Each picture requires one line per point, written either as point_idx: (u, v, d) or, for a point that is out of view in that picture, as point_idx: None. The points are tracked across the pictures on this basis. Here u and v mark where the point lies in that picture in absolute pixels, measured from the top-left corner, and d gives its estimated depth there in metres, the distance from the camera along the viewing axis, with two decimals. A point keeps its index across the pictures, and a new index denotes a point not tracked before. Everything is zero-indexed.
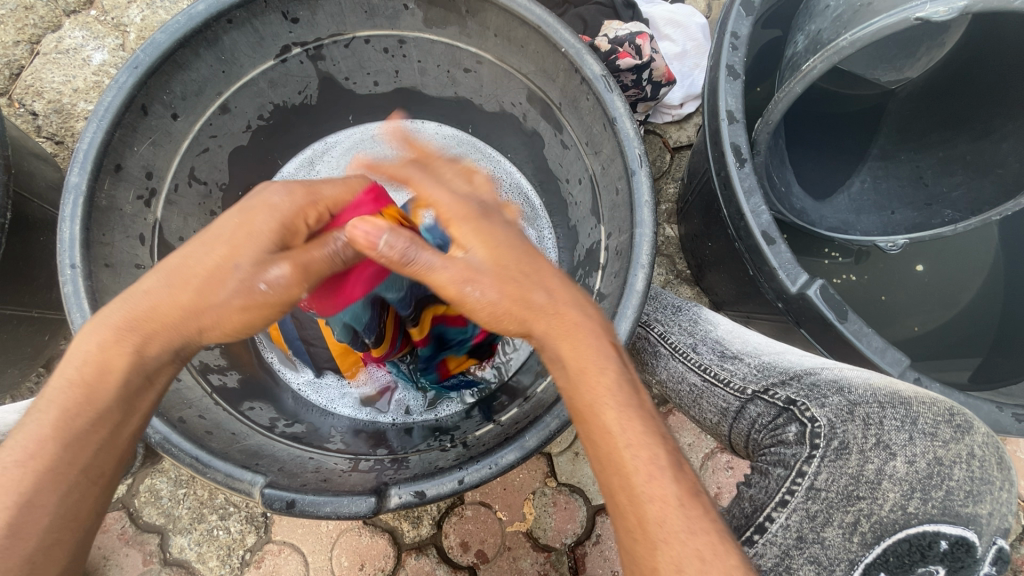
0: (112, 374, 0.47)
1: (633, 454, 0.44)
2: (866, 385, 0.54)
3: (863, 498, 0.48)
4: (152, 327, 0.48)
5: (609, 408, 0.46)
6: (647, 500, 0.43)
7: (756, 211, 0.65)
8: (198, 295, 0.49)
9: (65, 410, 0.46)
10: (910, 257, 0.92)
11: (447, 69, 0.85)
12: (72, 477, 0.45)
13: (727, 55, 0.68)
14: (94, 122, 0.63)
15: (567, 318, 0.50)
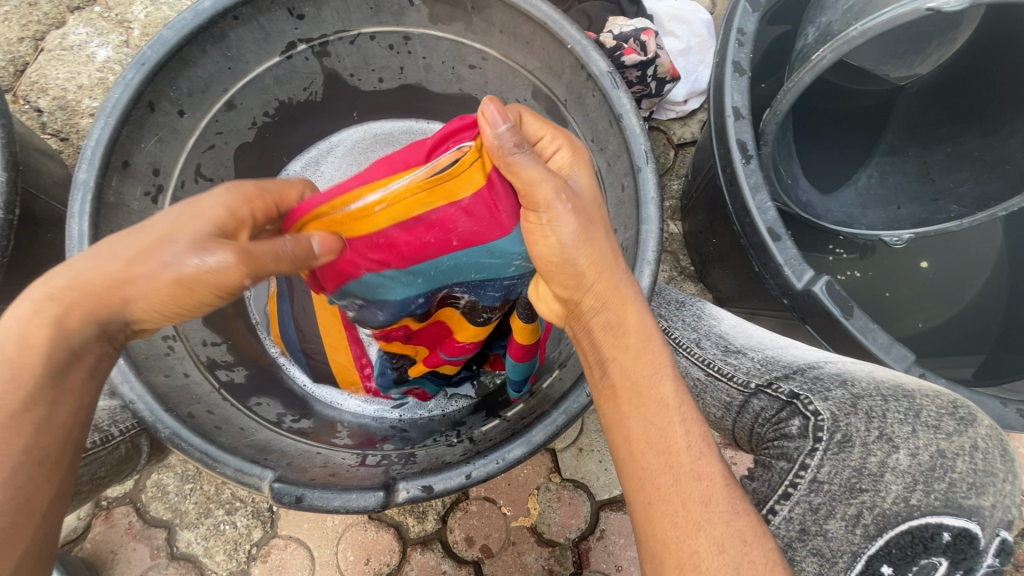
0: (45, 346, 0.45)
1: (685, 431, 0.47)
2: (869, 378, 0.54)
3: (865, 490, 0.49)
4: (92, 299, 0.47)
5: (666, 387, 0.48)
6: (695, 477, 0.45)
7: (762, 208, 0.65)
8: (135, 268, 0.48)
9: (3, 381, 0.44)
10: (914, 253, 0.93)
11: (452, 66, 0.85)
12: (13, 456, 0.43)
13: (734, 51, 0.68)
14: (101, 118, 0.64)
15: (629, 286, 0.51)
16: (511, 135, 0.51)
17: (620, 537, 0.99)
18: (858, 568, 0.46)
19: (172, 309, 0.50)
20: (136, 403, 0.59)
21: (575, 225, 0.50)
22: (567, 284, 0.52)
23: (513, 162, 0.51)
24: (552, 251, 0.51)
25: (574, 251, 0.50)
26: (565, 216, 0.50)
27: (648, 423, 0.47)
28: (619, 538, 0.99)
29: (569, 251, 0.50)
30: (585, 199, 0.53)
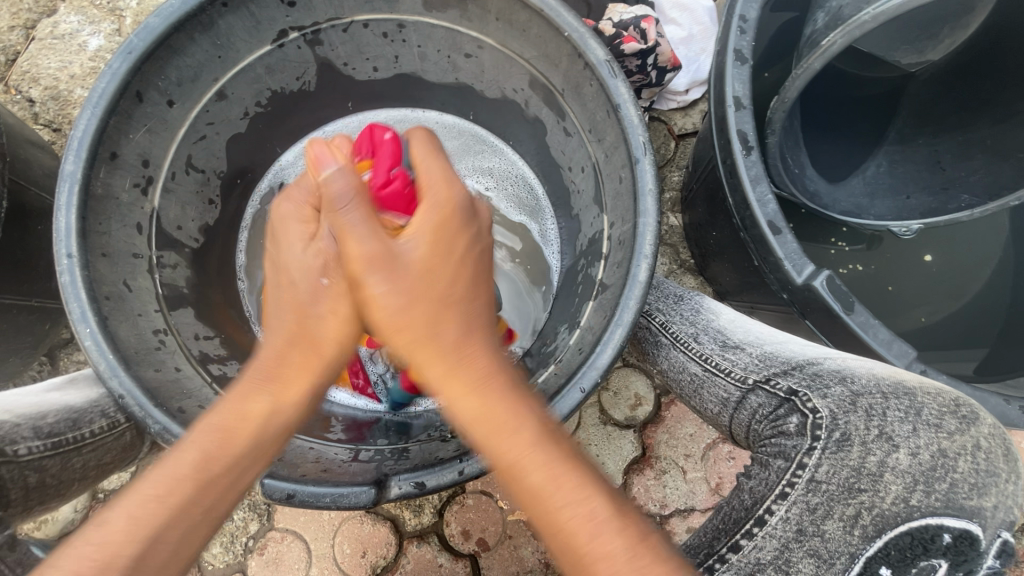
0: (258, 422, 0.50)
1: (574, 509, 0.45)
2: (869, 375, 0.53)
3: (864, 490, 0.47)
4: (297, 356, 0.52)
5: (530, 454, 0.47)
6: (594, 559, 0.43)
7: (762, 200, 0.64)
8: (303, 322, 0.53)
9: (206, 453, 0.48)
10: (917, 247, 0.91)
11: (448, 54, 0.83)
12: (188, 503, 0.46)
13: (735, 39, 0.67)
14: (88, 108, 0.62)
15: (473, 340, 0.51)
16: (344, 183, 0.50)
17: None
18: (856, 569, 0.45)
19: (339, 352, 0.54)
20: (125, 398, 0.59)
21: (390, 291, 0.51)
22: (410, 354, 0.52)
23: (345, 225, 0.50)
24: (382, 312, 0.51)
25: (383, 319, 0.51)
26: (377, 276, 0.50)
27: (534, 501, 0.46)
28: None
29: (386, 310, 0.51)
30: (413, 261, 0.52)
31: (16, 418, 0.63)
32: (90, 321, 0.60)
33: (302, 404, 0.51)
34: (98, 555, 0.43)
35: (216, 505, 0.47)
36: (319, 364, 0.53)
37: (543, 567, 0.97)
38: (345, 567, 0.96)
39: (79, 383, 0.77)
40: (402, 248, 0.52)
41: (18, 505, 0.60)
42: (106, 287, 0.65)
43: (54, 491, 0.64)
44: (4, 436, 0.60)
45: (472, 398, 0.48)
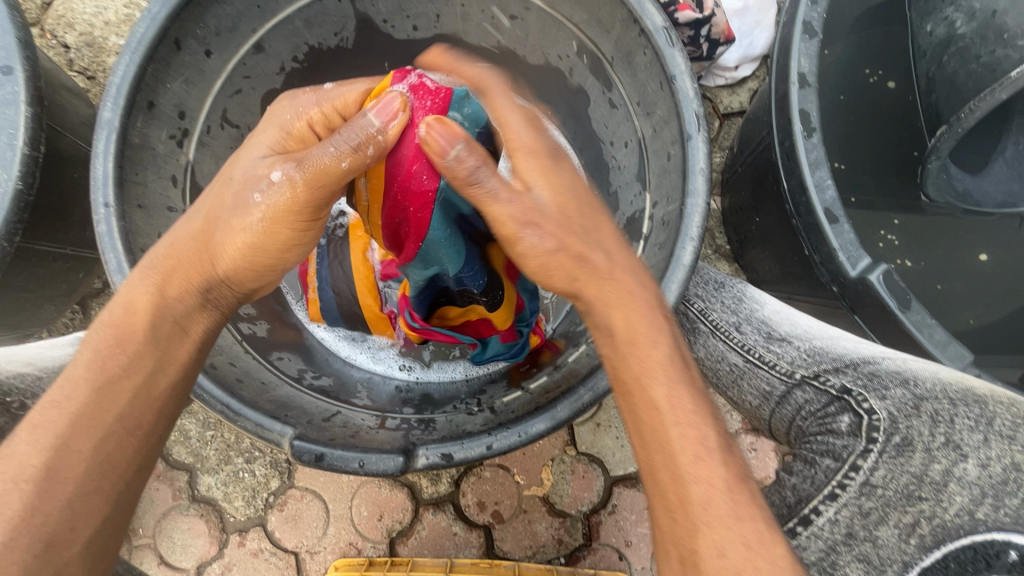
0: (154, 318, 0.50)
1: (680, 434, 0.46)
2: (934, 380, 0.51)
3: (926, 499, 0.46)
4: (186, 280, 0.52)
5: (657, 387, 0.48)
6: (692, 480, 0.45)
7: (820, 185, 0.60)
8: (208, 230, 0.52)
9: (100, 355, 0.48)
10: (971, 244, 0.86)
11: (491, 16, 0.80)
12: (105, 424, 0.47)
13: (806, 9, 0.62)
14: (126, 55, 0.61)
15: (626, 283, 0.52)
16: (468, 153, 0.49)
17: (631, 513, 0.99)
18: None
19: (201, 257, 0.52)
20: None
21: (546, 242, 0.52)
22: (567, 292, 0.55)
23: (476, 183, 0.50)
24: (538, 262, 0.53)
25: (541, 267, 0.53)
26: (529, 228, 0.52)
27: (640, 425, 0.48)
28: (630, 514, 0.99)
29: (539, 213, 0.52)
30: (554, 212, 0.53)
31: (38, 370, 0.63)
32: (126, 273, 0.59)
33: (195, 302, 0.52)
34: (12, 468, 0.44)
35: (113, 412, 0.47)
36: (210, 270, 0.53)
37: (555, 543, 0.98)
38: (361, 528, 0.98)
39: None
40: (537, 200, 0.53)
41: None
42: (141, 239, 0.64)
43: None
44: (27, 390, 0.61)
45: (623, 325, 0.50)
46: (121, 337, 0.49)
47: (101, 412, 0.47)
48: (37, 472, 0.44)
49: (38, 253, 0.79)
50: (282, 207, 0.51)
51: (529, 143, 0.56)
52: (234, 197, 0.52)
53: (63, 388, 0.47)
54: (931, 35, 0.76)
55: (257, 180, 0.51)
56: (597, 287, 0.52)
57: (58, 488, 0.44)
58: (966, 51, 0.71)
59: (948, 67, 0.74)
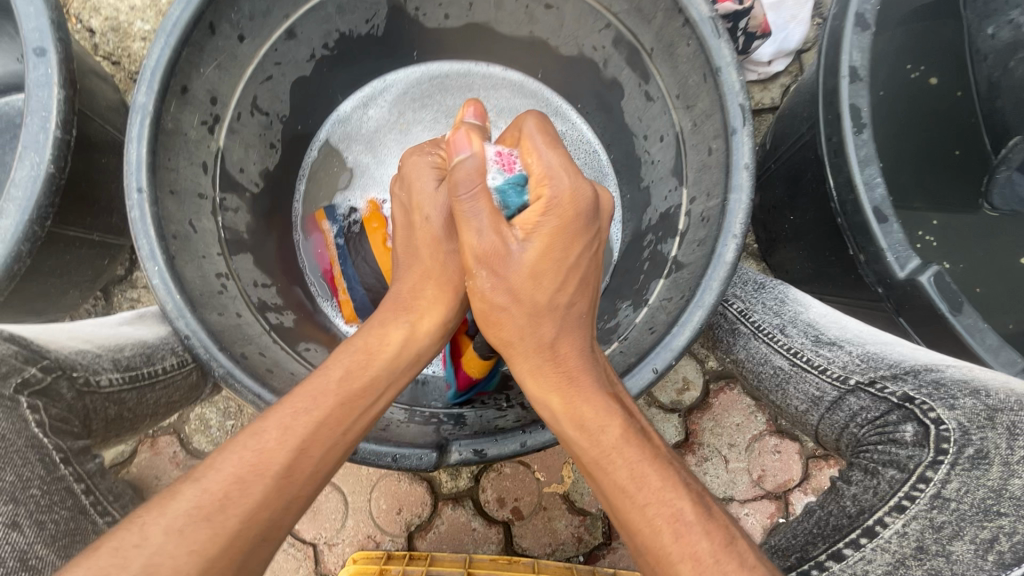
0: (401, 349, 0.57)
1: (632, 474, 0.49)
2: (1006, 390, 0.49)
3: (1005, 514, 0.43)
4: (433, 313, 0.60)
5: (607, 425, 0.52)
6: (653, 519, 0.47)
7: (869, 183, 0.59)
8: (429, 283, 0.61)
9: (298, 411, 0.49)
10: (1012, 247, 0.84)
11: (526, 5, 0.78)
12: (244, 484, 0.45)
13: (859, 0, 0.60)
14: (161, 38, 0.59)
15: (569, 329, 0.57)
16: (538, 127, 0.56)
17: None
18: None
19: (418, 305, 0.60)
20: (191, 338, 0.58)
21: (496, 289, 0.56)
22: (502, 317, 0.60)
23: (531, 144, 0.56)
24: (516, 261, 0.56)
25: (507, 265, 0.55)
26: (486, 271, 0.56)
27: (599, 467, 0.51)
28: None
29: (504, 262, 0.55)
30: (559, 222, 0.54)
31: (97, 348, 0.65)
32: (159, 260, 0.59)
33: (436, 338, 0.60)
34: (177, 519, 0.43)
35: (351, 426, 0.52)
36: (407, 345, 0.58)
37: (575, 541, 0.97)
38: (380, 521, 0.97)
39: (147, 320, 0.77)
40: (514, 252, 0.55)
41: (97, 435, 0.64)
42: (173, 226, 0.63)
43: (127, 423, 0.68)
44: (88, 365, 0.62)
45: (562, 406, 0.54)
46: (372, 358, 0.55)
47: (335, 425, 0.51)
48: (278, 473, 0.47)
49: (65, 238, 0.78)
50: (469, 252, 0.61)
51: (596, 192, 0.60)
52: (436, 249, 0.61)
53: (306, 397, 0.51)
54: (993, 37, 0.81)
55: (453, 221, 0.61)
56: (539, 359, 0.56)
57: (183, 542, 0.42)
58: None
59: (1016, 72, 0.80)
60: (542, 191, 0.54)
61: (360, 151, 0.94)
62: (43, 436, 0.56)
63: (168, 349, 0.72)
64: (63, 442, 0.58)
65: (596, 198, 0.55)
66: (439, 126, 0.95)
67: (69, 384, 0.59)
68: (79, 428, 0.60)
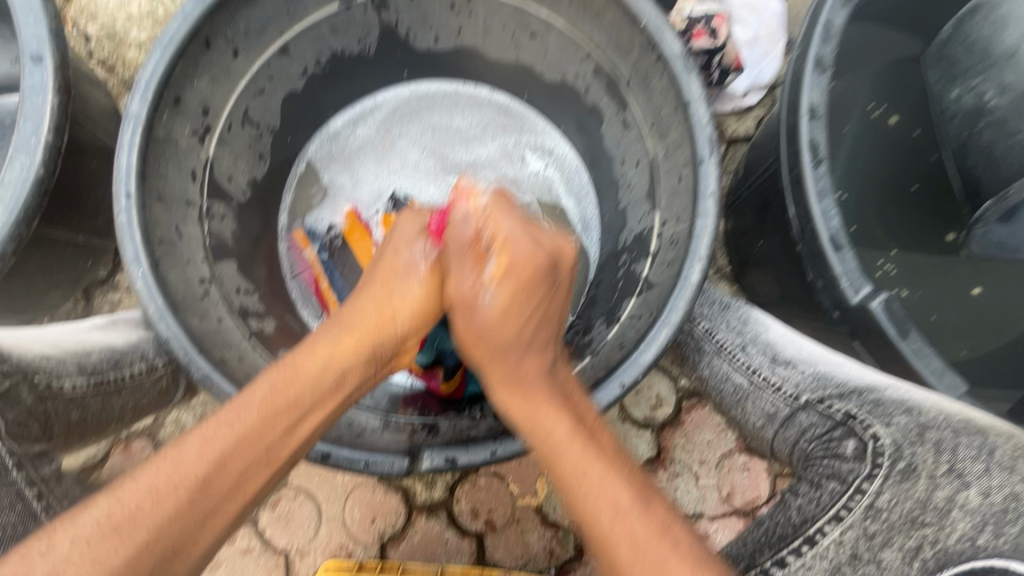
0: (325, 369, 0.56)
1: (606, 494, 0.51)
2: (938, 410, 0.52)
3: (929, 524, 0.46)
4: (363, 335, 0.60)
5: (566, 444, 0.55)
6: (611, 533, 0.49)
7: (826, 214, 0.62)
8: (390, 296, 0.64)
9: (208, 440, 0.49)
10: (965, 278, 0.88)
11: (512, 32, 0.82)
12: (141, 522, 0.45)
13: (818, 45, 0.64)
14: (158, 51, 0.62)
15: (529, 385, 0.59)
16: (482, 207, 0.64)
17: None
18: None
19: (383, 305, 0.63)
20: (171, 341, 0.59)
21: (480, 318, 0.63)
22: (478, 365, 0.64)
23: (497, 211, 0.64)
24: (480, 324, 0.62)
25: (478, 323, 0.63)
26: (466, 320, 0.64)
27: (568, 483, 0.53)
28: None
29: (475, 305, 0.62)
30: (507, 301, 0.61)
31: (63, 352, 0.64)
32: (143, 263, 0.60)
33: (363, 360, 0.59)
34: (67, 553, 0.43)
35: (269, 445, 0.51)
36: (378, 332, 0.61)
37: (546, 554, 0.98)
38: (353, 530, 0.97)
39: (119, 326, 0.76)
40: (484, 306, 0.62)
41: (58, 438, 0.64)
42: (159, 230, 0.65)
43: (92, 426, 0.68)
44: (50, 370, 0.61)
45: (512, 401, 0.59)
46: (293, 385, 0.54)
47: (252, 444, 0.50)
48: (196, 484, 0.47)
49: (50, 239, 0.79)
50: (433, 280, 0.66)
51: (521, 263, 0.61)
52: (404, 271, 0.65)
53: (233, 418, 0.51)
54: (958, 99, 0.86)
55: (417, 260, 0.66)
56: (511, 383, 0.60)
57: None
58: (1003, 125, 0.81)
59: (980, 136, 0.83)
60: (497, 270, 0.61)
61: (344, 167, 0.95)
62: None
63: (138, 354, 0.71)
64: (19, 446, 0.58)
65: (556, 258, 0.63)
66: (422, 143, 0.97)
67: (29, 388, 0.59)
68: (37, 432, 0.60)
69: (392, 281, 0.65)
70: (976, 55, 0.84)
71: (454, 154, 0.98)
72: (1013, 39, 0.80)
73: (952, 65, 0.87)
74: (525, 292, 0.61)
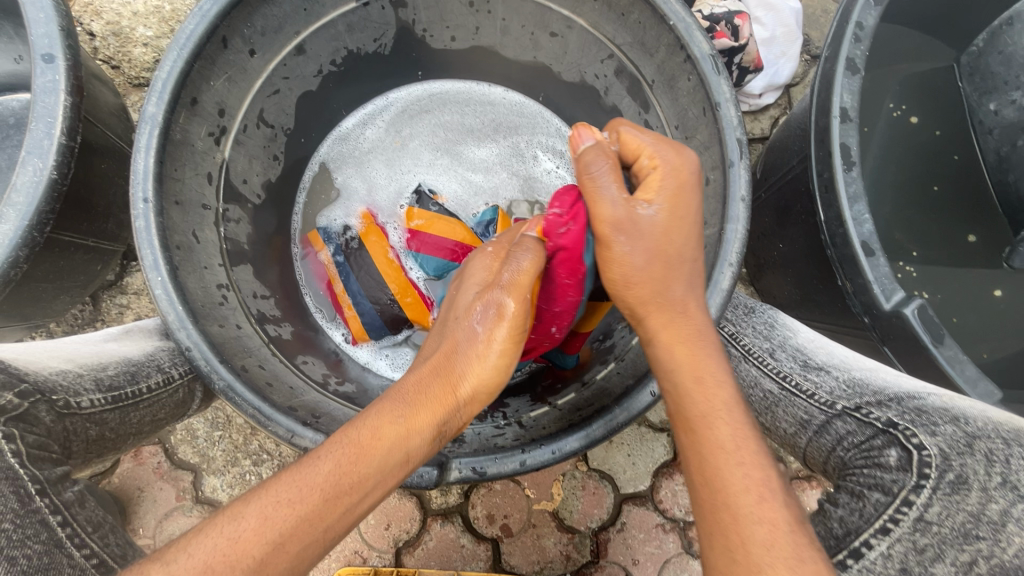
0: (393, 447, 0.46)
1: (743, 473, 0.48)
2: (984, 419, 0.51)
3: (984, 538, 0.45)
4: (436, 404, 0.48)
5: (724, 420, 0.50)
6: (755, 520, 0.46)
7: (858, 219, 0.62)
8: (450, 359, 0.51)
9: (263, 518, 0.42)
10: (986, 281, 0.88)
11: (532, 31, 0.80)
12: None
13: (849, 46, 0.63)
14: (174, 50, 0.60)
15: (686, 324, 0.55)
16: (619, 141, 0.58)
17: (640, 532, 0.99)
18: None
19: (456, 352, 0.51)
20: (192, 350, 0.58)
21: (634, 252, 0.55)
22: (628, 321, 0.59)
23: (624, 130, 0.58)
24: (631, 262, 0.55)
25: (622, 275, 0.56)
26: (623, 237, 0.55)
27: (715, 460, 0.49)
28: (639, 533, 0.99)
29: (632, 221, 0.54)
30: (660, 224, 0.55)
31: (78, 368, 0.63)
32: (162, 270, 0.58)
33: (438, 427, 0.48)
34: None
35: (332, 529, 0.43)
36: (447, 407, 0.48)
37: (563, 559, 0.97)
38: (368, 537, 0.96)
39: (134, 335, 0.75)
40: (645, 215, 0.55)
41: (78, 457, 0.62)
42: (177, 236, 0.63)
43: (111, 442, 0.66)
44: (68, 387, 0.60)
45: (688, 359, 0.53)
46: (358, 461, 0.45)
47: (309, 533, 0.42)
48: (251, 568, 0.40)
49: (60, 243, 0.77)
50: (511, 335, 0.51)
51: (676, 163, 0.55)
52: (467, 334, 0.52)
53: (291, 494, 0.43)
54: (997, 113, 0.88)
55: (493, 302, 0.52)
56: (667, 327, 0.55)
57: None
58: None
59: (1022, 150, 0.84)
60: (641, 166, 0.56)
61: (357, 168, 0.94)
62: (19, 466, 0.53)
63: (154, 366, 0.69)
64: (39, 471, 0.55)
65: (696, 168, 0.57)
66: (435, 142, 0.97)
67: (48, 407, 0.58)
68: (58, 452, 0.59)
69: (467, 326, 0.52)
70: (1016, 68, 0.85)
71: (468, 152, 0.97)
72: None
73: (986, 78, 0.89)
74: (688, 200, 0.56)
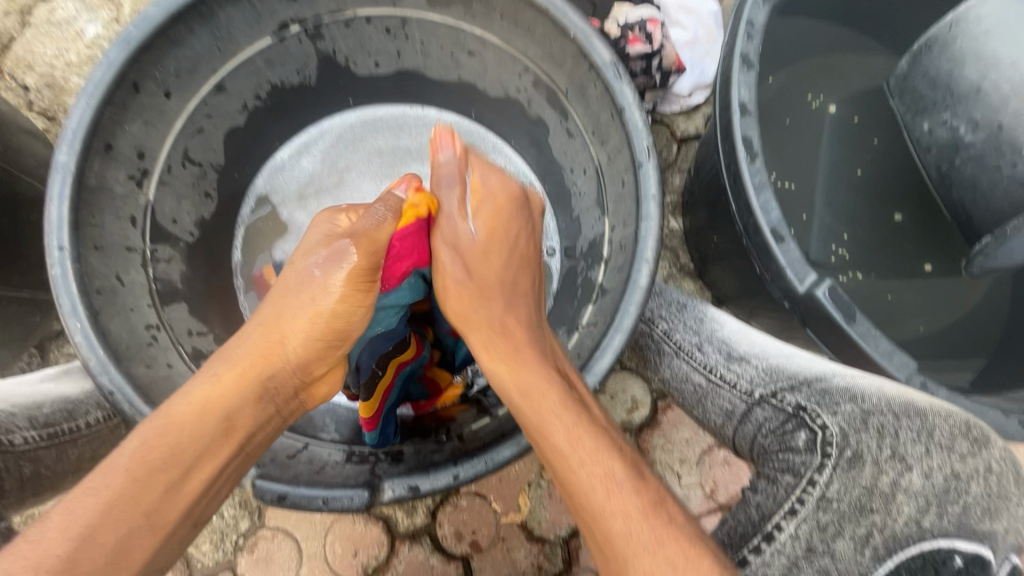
0: (160, 451, 0.48)
1: (613, 483, 0.49)
2: (879, 395, 0.58)
3: (876, 510, 0.54)
4: (210, 396, 0.52)
5: (580, 445, 0.51)
6: (609, 515, 0.47)
7: (765, 207, 0.63)
8: (264, 341, 0.55)
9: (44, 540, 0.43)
10: (918, 256, 0.91)
11: (451, 52, 0.82)
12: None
13: (743, 43, 0.66)
14: (83, 99, 0.61)
15: (518, 346, 0.58)
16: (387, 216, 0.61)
17: None
18: None
19: (297, 344, 0.56)
20: (115, 394, 0.57)
21: (457, 263, 0.64)
22: (495, 334, 0.59)
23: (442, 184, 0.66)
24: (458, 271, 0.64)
25: (450, 286, 0.64)
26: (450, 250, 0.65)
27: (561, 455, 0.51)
28: None
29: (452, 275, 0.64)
30: (479, 241, 0.64)
31: (12, 407, 0.63)
32: (81, 316, 0.58)
33: (257, 395, 0.54)
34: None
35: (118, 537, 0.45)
36: (219, 399, 0.52)
37: (536, 570, 0.97)
38: (336, 566, 0.95)
39: (73, 375, 0.76)
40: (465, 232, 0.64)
41: (12, 496, 0.59)
42: (98, 280, 0.63)
43: (48, 482, 0.64)
44: (2, 424, 0.59)
45: (510, 375, 0.56)
46: (170, 463, 0.48)
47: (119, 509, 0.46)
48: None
49: None
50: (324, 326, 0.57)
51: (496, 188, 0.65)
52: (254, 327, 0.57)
53: (46, 524, 0.44)
54: (931, 133, 0.86)
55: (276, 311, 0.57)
56: (498, 336, 0.59)
57: None
58: (982, 159, 0.78)
59: (962, 170, 0.81)
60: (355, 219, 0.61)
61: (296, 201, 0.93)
62: None
63: (92, 403, 0.70)
64: None
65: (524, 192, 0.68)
66: (372, 166, 0.96)
67: None
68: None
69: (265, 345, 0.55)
70: (940, 90, 0.83)
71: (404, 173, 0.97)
72: (974, 74, 0.78)
73: (916, 99, 0.88)
74: (497, 204, 0.65)
